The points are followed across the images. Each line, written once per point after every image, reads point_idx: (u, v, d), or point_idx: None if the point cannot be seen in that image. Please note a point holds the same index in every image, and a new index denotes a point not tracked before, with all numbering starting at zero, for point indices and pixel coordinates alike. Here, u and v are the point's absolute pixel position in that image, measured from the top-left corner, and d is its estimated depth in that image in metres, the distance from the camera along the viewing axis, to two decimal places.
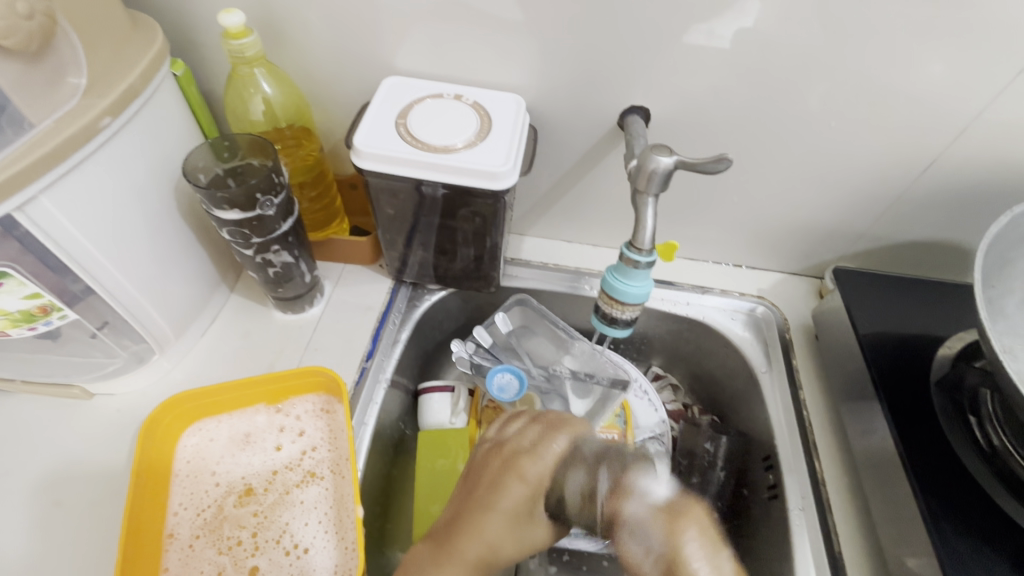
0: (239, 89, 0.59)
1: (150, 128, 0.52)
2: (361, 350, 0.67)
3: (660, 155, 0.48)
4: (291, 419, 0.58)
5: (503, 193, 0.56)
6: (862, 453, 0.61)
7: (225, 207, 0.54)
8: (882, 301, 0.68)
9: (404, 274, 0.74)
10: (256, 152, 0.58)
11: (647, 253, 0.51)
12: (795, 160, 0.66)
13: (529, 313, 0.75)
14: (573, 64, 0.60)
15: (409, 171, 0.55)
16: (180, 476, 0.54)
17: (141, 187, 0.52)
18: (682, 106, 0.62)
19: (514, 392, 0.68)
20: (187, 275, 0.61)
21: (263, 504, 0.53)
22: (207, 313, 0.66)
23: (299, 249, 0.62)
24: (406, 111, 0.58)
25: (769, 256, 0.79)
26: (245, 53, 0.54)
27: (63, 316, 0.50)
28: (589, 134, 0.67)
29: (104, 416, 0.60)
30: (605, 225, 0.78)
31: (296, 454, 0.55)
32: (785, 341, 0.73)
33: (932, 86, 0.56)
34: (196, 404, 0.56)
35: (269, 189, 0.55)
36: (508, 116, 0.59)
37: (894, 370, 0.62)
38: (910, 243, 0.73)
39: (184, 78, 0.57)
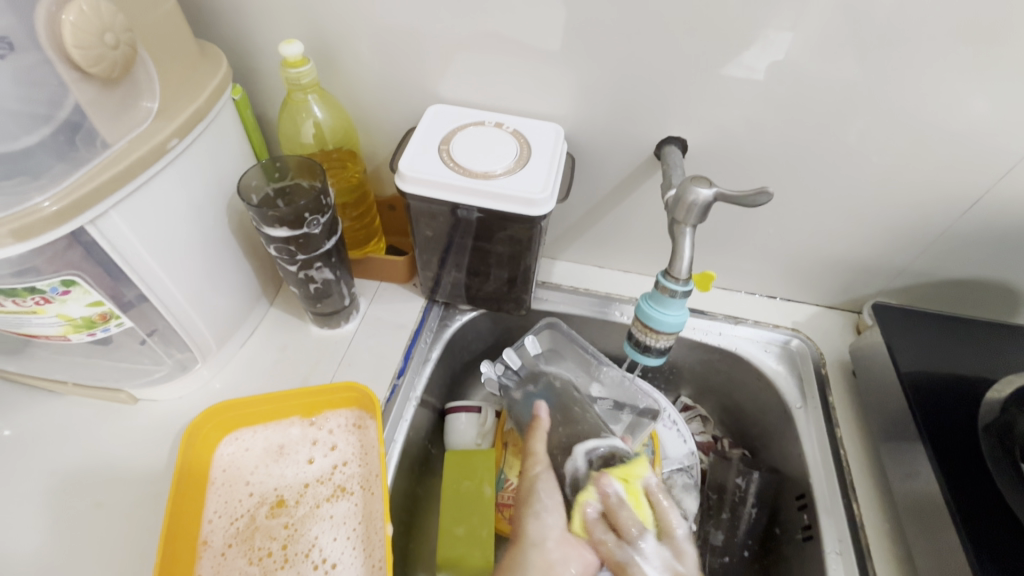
0: (292, 113, 0.62)
1: (211, 149, 0.55)
2: (393, 367, 0.68)
3: (700, 187, 0.49)
4: (325, 430, 0.59)
5: (540, 219, 0.57)
6: (904, 497, 0.59)
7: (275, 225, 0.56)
8: (925, 339, 0.66)
9: (437, 293, 0.75)
10: (304, 174, 0.60)
11: (684, 282, 0.51)
12: (834, 194, 0.65)
13: (558, 337, 0.75)
14: (612, 96, 0.61)
15: (449, 195, 0.57)
16: (216, 484, 0.55)
17: (198, 203, 0.55)
18: (719, 139, 0.63)
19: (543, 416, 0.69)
20: (232, 288, 0.63)
21: (294, 517, 0.53)
22: (247, 325, 0.68)
23: (339, 267, 0.64)
24: (449, 137, 0.60)
25: (804, 288, 0.78)
26: (301, 81, 0.57)
27: (120, 324, 0.52)
28: (625, 163, 0.67)
29: (146, 422, 0.62)
30: (636, 252, 0.78)
31: (327, 468, 0.56)
32: (820, 377, 0.71)
33: (978, 124, 0.55)
34: (234, 414, 0.57)
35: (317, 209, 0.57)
36: (546, 144, 0.61)
37: (938, 411, 0.60)
38: (953, 281, 0.71)
39: (242, 103, 0.61)
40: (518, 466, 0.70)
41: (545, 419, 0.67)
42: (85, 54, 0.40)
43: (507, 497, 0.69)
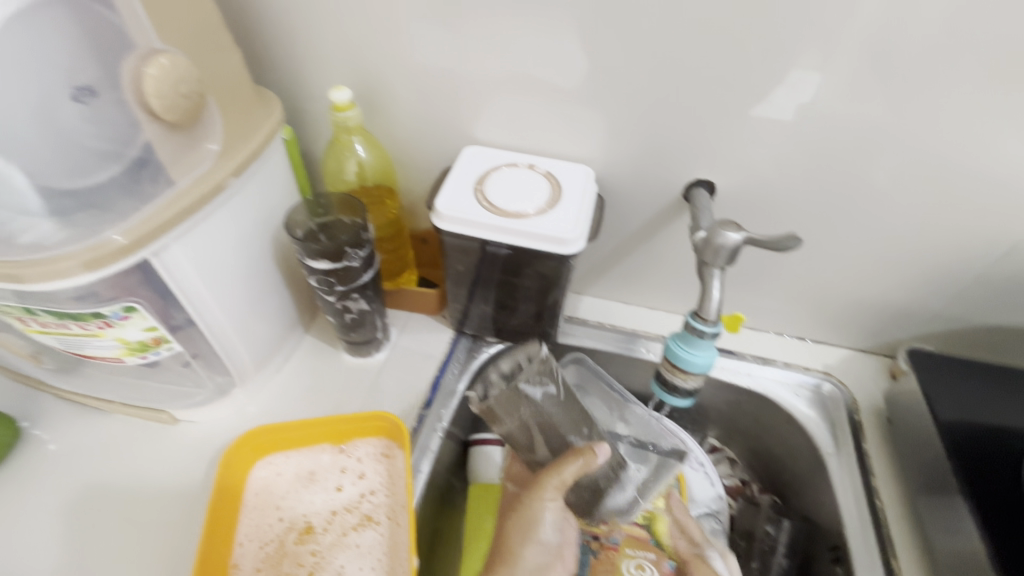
0: (338, 153, 0.66)
1: (263, 186, 0.59)
2: (421, 398, 0.70)
3: (729, 232, 0.50)
4: (356, 459, 0.60)
5: (569, 257, 0.59)
6: (945, 554, 0.56)
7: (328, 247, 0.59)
8: (964, 387, 0.64)
9: (465, 325, 0.77)
10: (345, 210, 0.63)
11: (712, 323, 0.52)
12: (864, 238, 0.65)
13: (584, 373, 0.76)
14: (640, 140, 0.64)
15: (483, 232, 0.59)
16: (248, 507, 0.56)
17: (248, 236, 0.58)
18: (746, 182, 0.64)
19: None
20: (272, 317, 0.66)
21: (321, 544, 0.54)
22: (283, 352, 0.71)
23: (374, 298, 0.66)
24: (483, 177, 0.63)
25: (835, 330, 0.77)
26: (347, 124, 0.61)
27: (170, 348, 0.55)
28: (653, 203, 0.69)
29: (185, 443, 0.64)
30: (663, 289, 0.79)
31: (356, 496, 0.57)
32: (854, 423, 0.70)
33: (1010, 172, 0.56)
34: (269, 439, 0.59)
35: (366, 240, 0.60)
36: (577, 185, 0.63)
37: (978, 462, 0.58)
38: (992, 327, 0.70)
39: (291, 142, 0.65)
40: None
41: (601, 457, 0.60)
42: (161, 103, 0.44)
43: None
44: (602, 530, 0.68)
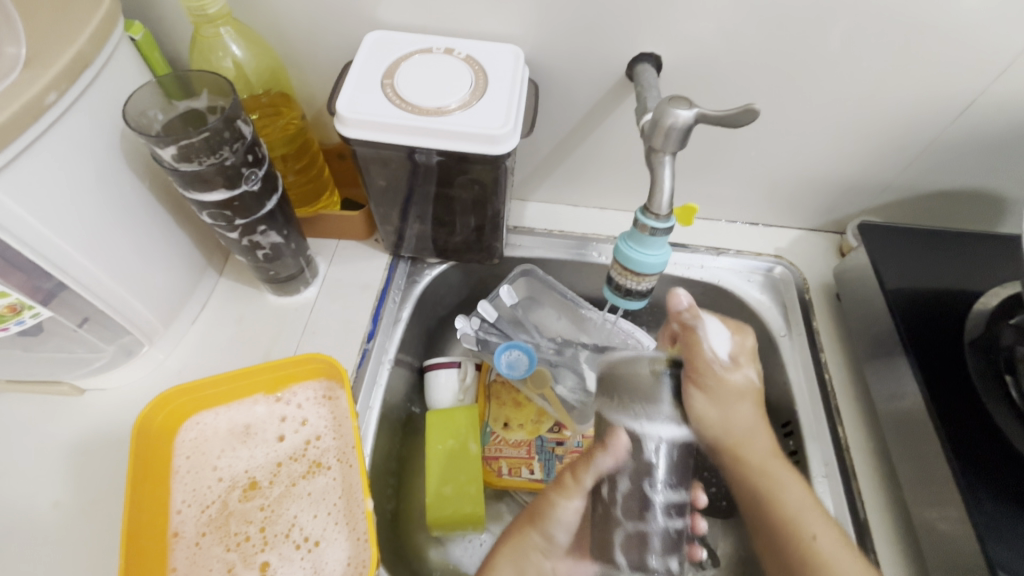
0: (206, 53, 0.53)
1: (106, 106, 0.47)
2: (361, 331, 0.64)
3: (679, 108, 0.43)
4: (674, 298, 0.62)
5: (504, 157, 0.51)
6: (888, 415, 0.59)
7: (170, 153, 0.46)
8: (909, 257, 0.64)
9: (402, 248, 0.69)
10: (216, 94, 0.50)
11: (665, 219, 0.47)
12: (822, 108, 0.61)
13: (535, 284, 0.72)
14: (575, 8, 0.54)
15: (403, 139, 0.50)
16: (181, 472, 0.51)
17: (109, 167, 0.48)
18: (699, 51, 0.56)
19: (524, 368, 0.67)
20: (170, 261, 0.57)
21: (269, 498, 0.51)
22: (196, 299, 0.62)
23: (286, 228, 0.57)
24: (392, 70, 0.52)
25: (788, 211, 0.74)
26: (207, 11, 0.48)
27: (36, 315, 0.47)
28: (594, 87, 0.61)
29: (95, 413, 0.57)
30: (612, 186, 0.73)
31: (677, 307, 0.61)
32: (805, 303, 0.70)
33: (976, 18, 0.51)
34: (188, 399, 0.52)
35: (212, 147, 0.46)
36: (504, 71, 0.54)
37: (923, 326, 0.59)
38: (939, 193, 0.68)
39: (145, 43, 0.52)
40: (503, 418, 0.68)
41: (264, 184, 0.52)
42: None
43: (494, 451, 0.67)
44: (566, 435, 0.67)
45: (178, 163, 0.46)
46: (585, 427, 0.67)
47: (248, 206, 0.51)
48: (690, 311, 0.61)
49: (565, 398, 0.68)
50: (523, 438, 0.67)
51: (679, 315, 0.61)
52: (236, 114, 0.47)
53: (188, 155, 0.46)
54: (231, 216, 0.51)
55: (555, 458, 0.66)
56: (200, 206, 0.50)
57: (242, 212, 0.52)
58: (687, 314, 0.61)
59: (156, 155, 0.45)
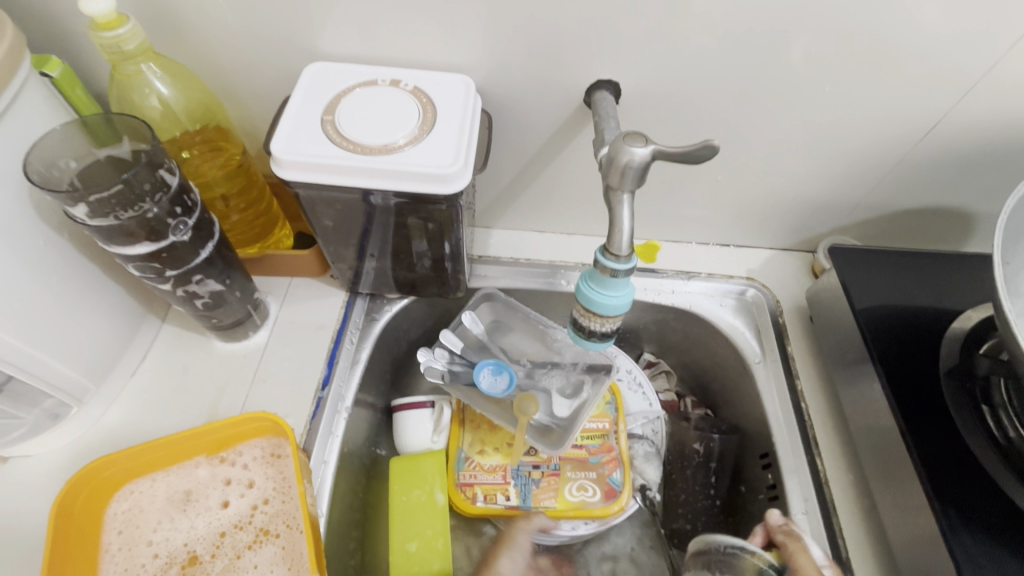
0: (128, 91, 0.49)
1: (12, 154, 0.43)
2: (316, 377, 0.60)
3: (635, 145, 0.41)
4: (770, 511, 0.56)
5: (456, 196, 0.48)
6: (866, 445, 0.57)
7: (82, 211, 0.41)
8: (881, 278, 0.63)
9: (360, 285, 0.65)
10: (136, 139, 0.46)
11: (626, 258, 0.44)
12: (788, 129, 0.59)
13: (498, 308, 0.69)
14: (527, 34, 0.51)
15: (346, 179, 0.47)
16: (111, 551, 0.47)
17: (18, 220, 0.43)
18: (657, 77, 0.54)
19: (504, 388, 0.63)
20: (99, 314, 0.52)
21: (211, 574, 0.47)
22: (134, 351, 0.58)
23: (227, 274, 0.53)
24: (334, 104, 0.49)
25: (759, 232, 0.72)
26: (123, 48, 0.44)
27: None
28: (552, 114, 0.58)
29: (20, 484, 0.52)
30: (579, 212, 0.71)
31: (771, 521, 0.55)
32: (778, 326, 0.68)
33: (935, 39, 0.50)
34: (117, 469, 0.48)
35: (130, 198, 0.42)
36: (455, 103, 0.51)
37: (898, 352, 0.58)
38: (908, 211, 0.67)
39: (65, 80, 0.48)
40: (479, 444, 0.65)
41: (199, 230, 0.48)
42: None
43: (468, 477, 0.63)
44: (542, 458, 0.64)
45: (91, 217, 0.42)
46: (563, 451, 0.62)
47: (177, 257, 0.47)
48: (785, 528, 0.54)
49: (540, 422, 0.64)
50: (499, 463, 0.64)
51: (772, 530, 0.54)
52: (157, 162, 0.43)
53: (104, 210, 0.42)
54: (160, 268, 0.47)
55: (532, 483, 0.63)
56: (125, 260, 0.46)
57: (173, 262, 0.48)
58: (781, 530, 0.54)
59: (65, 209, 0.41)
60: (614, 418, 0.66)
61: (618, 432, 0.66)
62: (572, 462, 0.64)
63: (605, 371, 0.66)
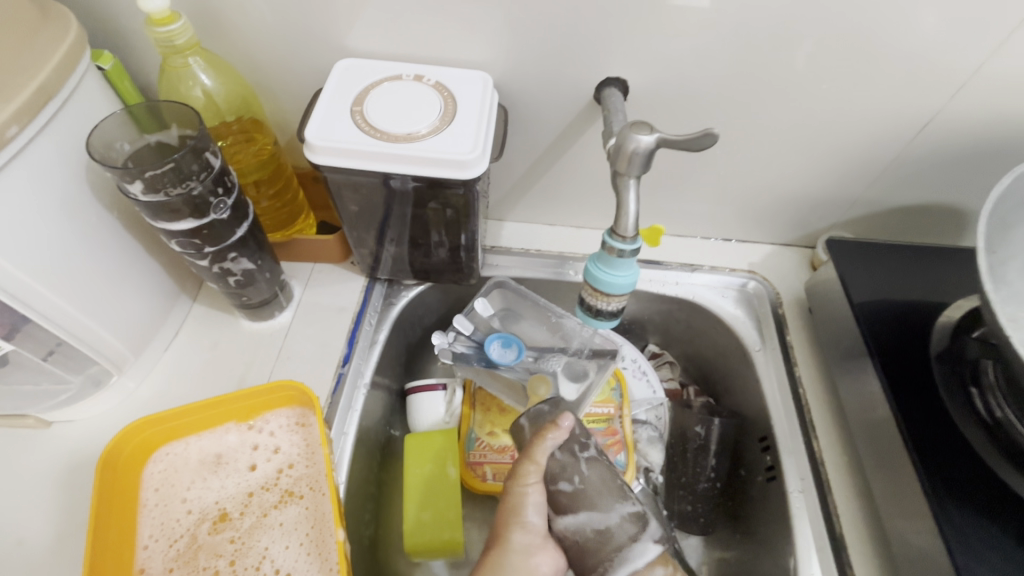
0: (175, 82, 0.53)
1: (72, 136, 0.47)
2: (337, 355, 0.63)
3: (641, 134, 0.44)
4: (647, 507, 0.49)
5: (474, 182, 0.52)
6: (860, 427, 0.59)
7: (138, 187, 0.46)
8: (877, 270, 0.65)
9: (378, 270, 0.69)
10: (183, 124, 0.50)
11: (632, 241, 0.48)
12: (787, 127, 0.62)
13: (509, 296, 0.72)
14: (542, 34, 0.55)
15: (372, 164, 0.50)
16: (148, 506, 0.50)
17: (75, 197, 0.47)
18: (663, 76, 0.58)
19: (513, 357, 0.67)
20: (139, 290, 0.56)
21: (239, 530, 0.50)
22: (168, 327, 0.62)
23: (259, 255, 0.57)
24: (363, 96, 0.53)
25: (760, 227, 0.76)
26: (175, 42, 0.48)
27: None
28: (563, 110, 0.62)
29: (63, 446, 0.56)
30: (587, 205, 0.74)
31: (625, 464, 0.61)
32: (778, 317, 0.71)
33: (924, 41, 0.53)
34: (157, 430, 0.51)
35: (178, 177, 0.46)
36: (474, 97, 0.54)
37: (892, 339, 0.60)
38: (904, 208, 0.70)
39: (115, 73, 0.52)
40: (489, 425, 0.67)
41: (240, 213, 0.52)
42: None
43: (479, 456, 0.66)
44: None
45: (143, 194, 0.46)
46: None
47: (217, 236, 0.51)
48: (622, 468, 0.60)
49: None
50: (507, 443, 0.66)
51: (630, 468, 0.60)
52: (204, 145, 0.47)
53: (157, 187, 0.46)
54: (201, 245, 0.51)
55: None
56: (170, 237, 0.50)
57: (212, 241, 0.52)
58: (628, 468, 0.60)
59: (120, 185, 0.45)
60: (619, 403, 0.68)
61: (622, 416, 0.68)
62: None
63: (610, 356, 0.68)
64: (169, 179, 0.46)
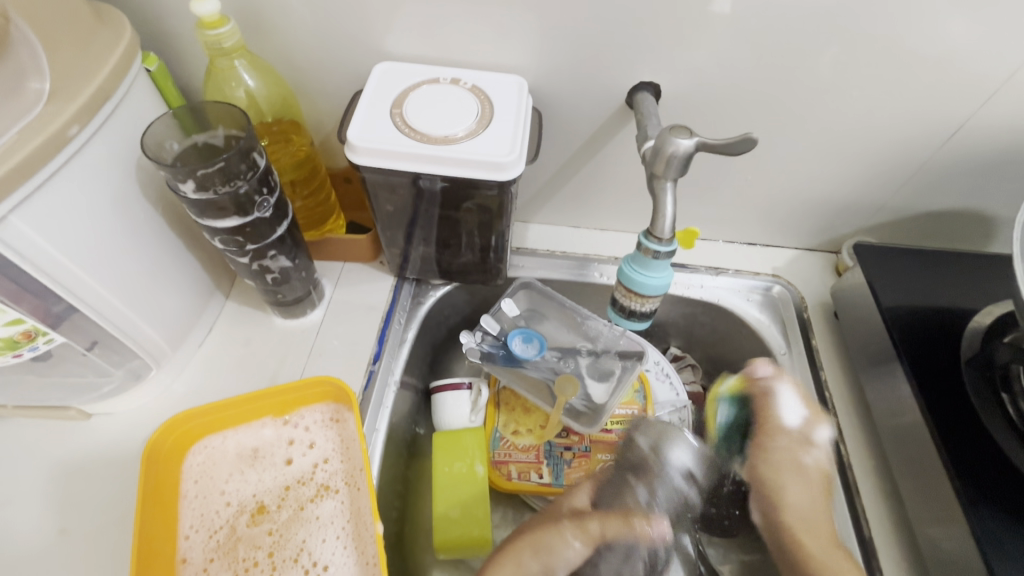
0: (220, 83, 0.54)
1: (123, 136, 0.48)
2: (367, 353, 0.64)
3: (680, 137, 0.45)
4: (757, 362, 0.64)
5: (510, 183, 0.53)
6: (889, 431, 0.59)
7: (189, 186, 0.47)
8: (905, 275, 0.66)
9: (407, 270, 0.70)
10: (229, 125, 0.51)
11: (668, 242, 0.49)
12: (816, 132, 0.63)
13: (535, 296, 0.72)
14: (577, 40, 0.56)
15: (410, 164, 0.51)
16: (188, 497, 0.51)
17: (124, 194, 0.49)
18: (694, 81, 0.59)
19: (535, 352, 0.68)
20: (179, 286, 0.57)
21: (277, 522, 0.51)
22: (203, 323, 0.63)
23: (296, 253, 0.58)
24: (401, 99, 0.54)
25: (784, 231, 0.76)
26: (223, 44, 0.50)
27: (49, 341, 0.48)
28: (594, 114, 0.63)
29: (101, 438, 0.57)
30: (612, 209, 0.75)
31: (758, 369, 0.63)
32: (803, 321, 0.71)
33: (956, 49, 0.54)
34: (198, 423, 0.52)
35: (227, 176, 0.48)
36: (509, 100, 0.55)
37: (921, 344, 0.61)
38: (930, 214, 0.71)
39: (161, 74, 0.53)
40: (514, 424, 0.68)
41: (279, 211, 0.53)
42: None
43: (503, 456, 0.67)
44: (574, 440, 0.68)
45: (192, 191, 0.47)
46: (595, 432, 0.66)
47: (258, 234, 0.53)
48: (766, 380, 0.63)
49: (573, 405, 0.67)
50: (532, 443, 0.67)
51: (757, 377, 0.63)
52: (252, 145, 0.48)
53: (206, 185, 0.47)
54: (242, 243, 0.53)
55: (564, 463, 0.66)
56: (213, 234, 0.51)
57: (253, 238, 0.53)
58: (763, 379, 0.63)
59: (171, 183, 0.47)
60: (642, 405, 0.69)
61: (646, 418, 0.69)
62: (601, 445, 0.67)
63: (636, 358, 0.69)
64: (219, 178, 0.48)
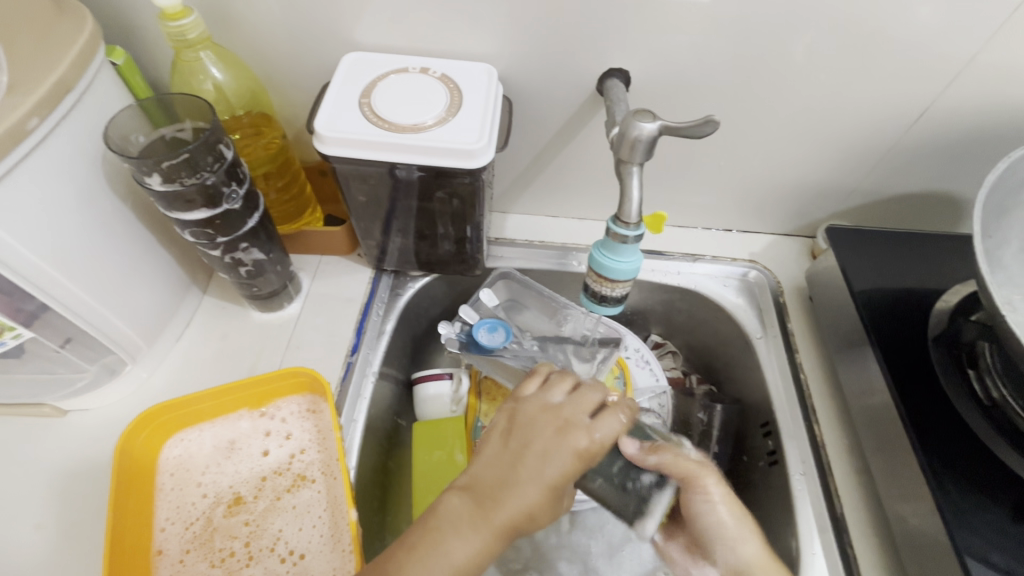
0: (187, 76, 0.54)
1: (88, 130, 0.48)
2: (345, 345, 0.64)
3: (643, 121, 0.45)
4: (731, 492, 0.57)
5: (480, 171, 0.53)
6: (861, 410, 0.60)
7: (155, 178, 0.47)
8: (876, 257, 0.66)
9: (385, 262, 0.70)
10: (196, 116, 0.51)
11: (635, 227, 0.48)
12: (786, 117, 0.63)
13: (514, 286, 0.73)
14: (545, 27, 0.56)
15: (379, 154, 0.52)
16: (165, 489, 0.51)
17: (91, 188, 0.49)
18: (664, 68, 0.59)
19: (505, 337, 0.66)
20: (152, 280, 0.57)
21: (254, 513, 0.51)
22: (180, 317, 0.63)
23: (269, 245, 0.58)
24: (370, 89, 0.54)
25: (760, 217, 0.77)
26: (187, 36, 0.50)
27: (17, 336, 0.47)
28: (567, 102, 0.63)
29: (78, 434, 0.57)
30: (589, 198, 0.75)
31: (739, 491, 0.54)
32: (779, 305, 0.72)
33: (920, 31, 0.54)
34: (172, 417, 0.53)
35: (192, 167, 0.47)
36: (478, 88, 0.56)
37: (891, 325, 0.61)
38: (903, 196, 0.71)
39: (127, 67, 0.53)
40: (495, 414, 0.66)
41: (249, 204, 0.53)
42: None
43: None
44: None
45: (158, 184, 0.47)
46: None
47: (229, 226, 0.53)
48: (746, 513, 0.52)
49: None
50: None
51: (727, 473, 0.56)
52: (217, 135, 0.48)
53: (172, 177, 0.47)
54: (212, 236, 0.53)
55: None
56: (183, 228, 0.52)
57: (224, 232, 0.53)
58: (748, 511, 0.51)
59: (136, 175, 0.47)
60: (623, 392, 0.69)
61: None
62: None
63: (614, 344, 0.70)
64: (184, 171, 0.48)
